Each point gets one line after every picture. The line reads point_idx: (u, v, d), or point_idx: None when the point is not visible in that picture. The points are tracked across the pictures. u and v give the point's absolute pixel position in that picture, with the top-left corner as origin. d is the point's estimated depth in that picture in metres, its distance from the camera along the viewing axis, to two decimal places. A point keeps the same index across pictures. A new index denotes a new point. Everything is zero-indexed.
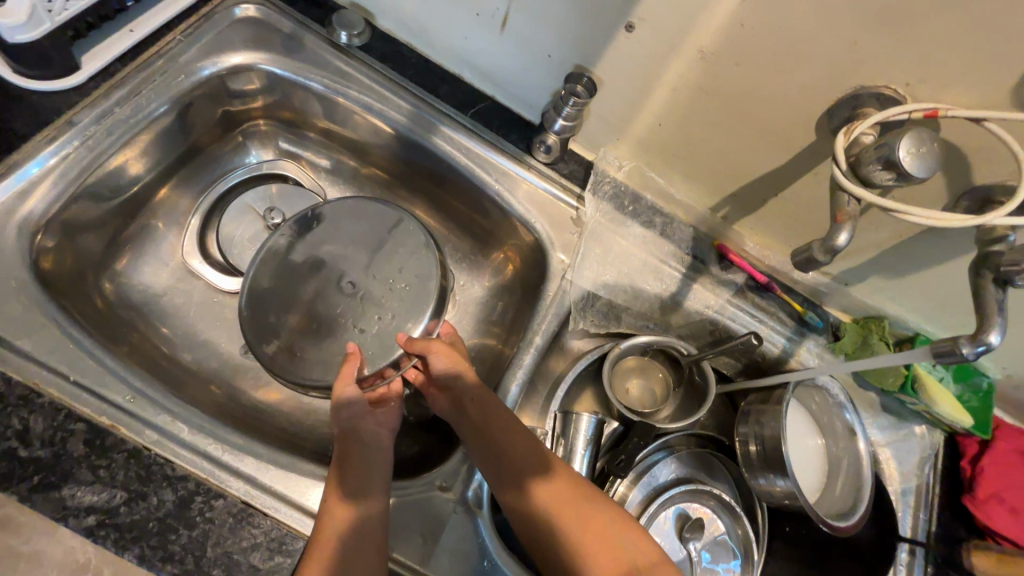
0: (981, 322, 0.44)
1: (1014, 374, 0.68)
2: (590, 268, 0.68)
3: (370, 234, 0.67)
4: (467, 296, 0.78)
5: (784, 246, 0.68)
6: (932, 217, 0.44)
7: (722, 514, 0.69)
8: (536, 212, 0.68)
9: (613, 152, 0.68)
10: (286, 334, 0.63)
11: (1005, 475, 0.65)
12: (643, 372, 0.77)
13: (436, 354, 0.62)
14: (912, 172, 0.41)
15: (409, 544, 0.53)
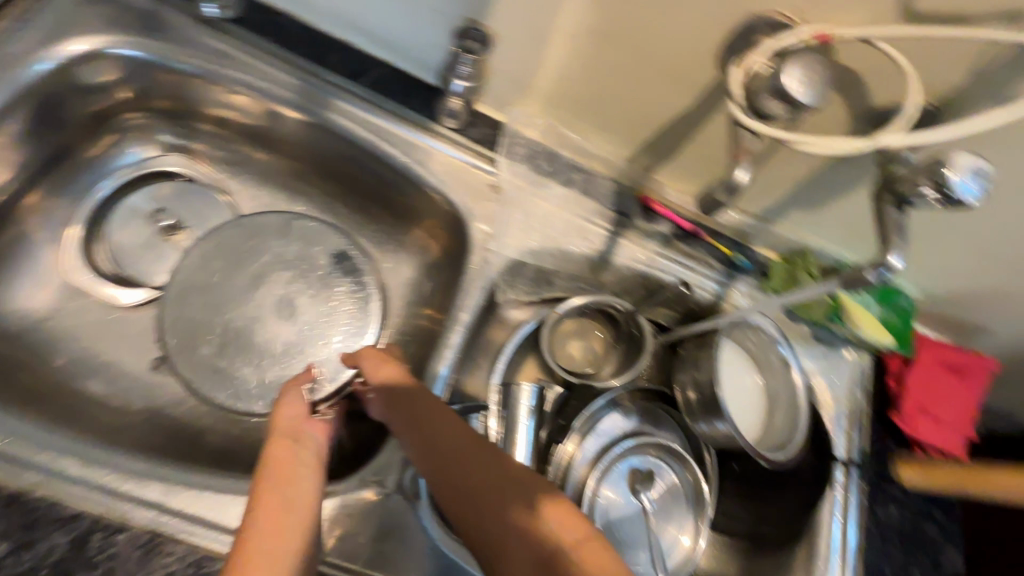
0: (883, 245, 0.44)
1: (931, 291, 0.70)
2: (512, 235, 0.65)
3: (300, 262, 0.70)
4: (394, 278, 0.74)
5: (705, 190, 0.67)
6: (829, 146, 0.42)
7: (671, 460, 0.70)
8: (449, 183, 0.64)
9: (522, 111, 0.64)
10: (227, 362, 0.65)
11: (925, 387, 0.68)
12: (583, 335, 0.76)
13: (367, 362, 0.57)
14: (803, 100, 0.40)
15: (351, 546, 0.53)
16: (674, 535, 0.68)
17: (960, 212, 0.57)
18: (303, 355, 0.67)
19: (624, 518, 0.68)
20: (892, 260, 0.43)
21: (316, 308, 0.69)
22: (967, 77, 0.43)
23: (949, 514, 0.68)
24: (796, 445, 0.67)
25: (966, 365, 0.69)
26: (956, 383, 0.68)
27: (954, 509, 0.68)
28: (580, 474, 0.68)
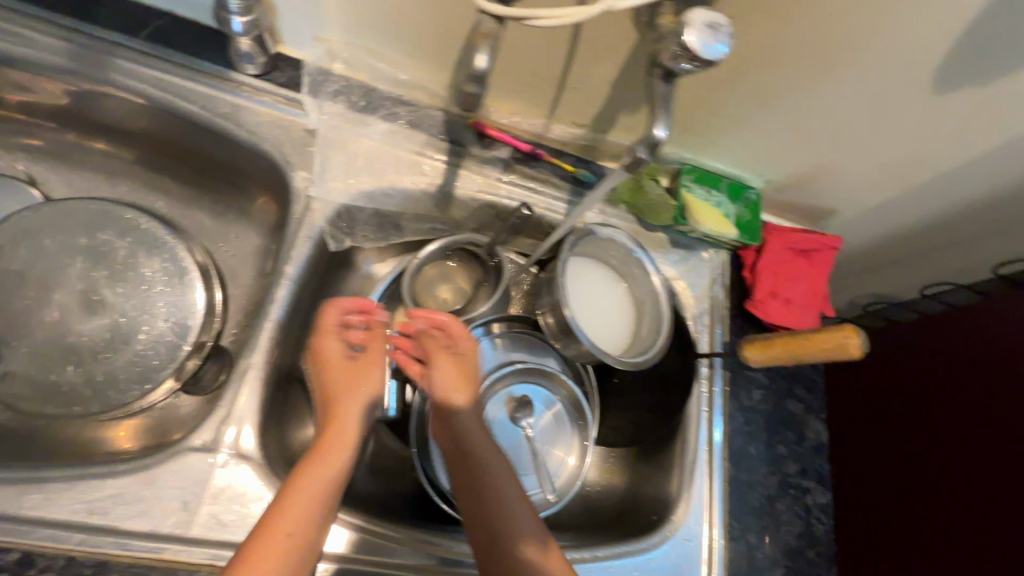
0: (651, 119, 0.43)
1: (773, 179, 0.71)
2: (338, 180, 0.62)
3: (97, 245, 0.61)
4: (243, 247, 0.72)
5: (534, 108, 0.65)
6: (561, 16, 0.42)
7: (547, 382, 0.70)
8: (264, 134, 0.61)
9: (323, 46, 0.60)
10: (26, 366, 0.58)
11: (774, 272, 0.70)
12: (449, 276, 0.73)
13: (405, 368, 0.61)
14: None
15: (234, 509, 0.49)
16: (559, 454, 0.68)
17: (767, 86, 0.56)
18: (120, 349, 0.60)
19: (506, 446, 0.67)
20: (657, 132, 0.42)
21: (125, 299, 0.61)
22: None
23: (812, 388, 0.71)
24: (654, 354, 0.66)
25: (813, 247, 0.71)
26: (804, 265, 0.71)
27: (816, 383, 0.71)
28: None
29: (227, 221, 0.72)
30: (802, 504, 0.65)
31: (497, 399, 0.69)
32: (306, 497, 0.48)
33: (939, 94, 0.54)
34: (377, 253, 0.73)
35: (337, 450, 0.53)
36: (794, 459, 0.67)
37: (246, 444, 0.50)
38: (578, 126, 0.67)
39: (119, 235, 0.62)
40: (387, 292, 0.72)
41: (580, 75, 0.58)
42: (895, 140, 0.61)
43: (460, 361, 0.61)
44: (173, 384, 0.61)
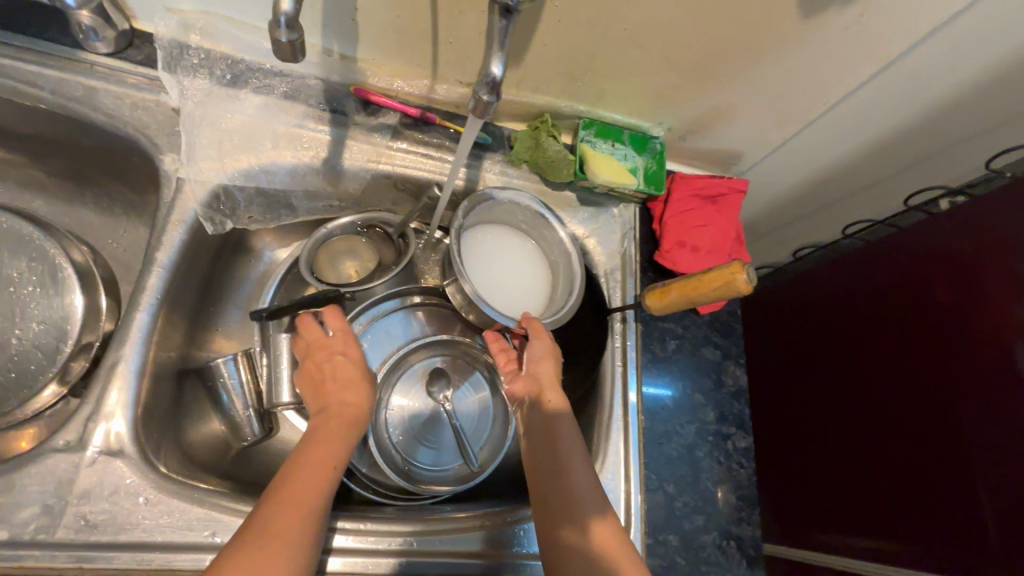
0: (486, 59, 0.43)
1: (674, 126, 0.70)
2: (210, 159, 0.59)
3: None
4: (132, 241, 0.69)
5: (413, 68, 0.62)
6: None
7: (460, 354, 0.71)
8: (124, 116, 0.58)
9: (174, 16, 0.56)
10: None
11: (681, 220, 0.69)
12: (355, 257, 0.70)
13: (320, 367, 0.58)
14: None
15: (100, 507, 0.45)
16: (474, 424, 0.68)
17: (639, 26, 0.55)
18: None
19: (420, 418, 0.67)
20: (494, 71, 0.42)
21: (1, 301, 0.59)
22: None
23: (729, 335, 0.71)
24: (565, 311, 0.63)
25: (720, 192, 0.71)
26: (712, 211, 0.71)
27: (732, 329, 0.71)
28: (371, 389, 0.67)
29: (111, 215, 0.69)
30: (721, 449, 0.65)
31: (412, 376, 0.69)
32: (313, 477, 0.48)
33: (810, 16, 0.53)
34: (276, 237, 0.70)
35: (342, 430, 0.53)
36: (712, 407, 0.67)
37: (117, 437, 0.48)
38: (464, 84, 0.64)
39: None
40: (289, 276, 0.69)
41: (447, 27, 0.56)
42: (781, 70, 0.60)
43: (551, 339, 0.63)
44: (58, 388, 0.58)
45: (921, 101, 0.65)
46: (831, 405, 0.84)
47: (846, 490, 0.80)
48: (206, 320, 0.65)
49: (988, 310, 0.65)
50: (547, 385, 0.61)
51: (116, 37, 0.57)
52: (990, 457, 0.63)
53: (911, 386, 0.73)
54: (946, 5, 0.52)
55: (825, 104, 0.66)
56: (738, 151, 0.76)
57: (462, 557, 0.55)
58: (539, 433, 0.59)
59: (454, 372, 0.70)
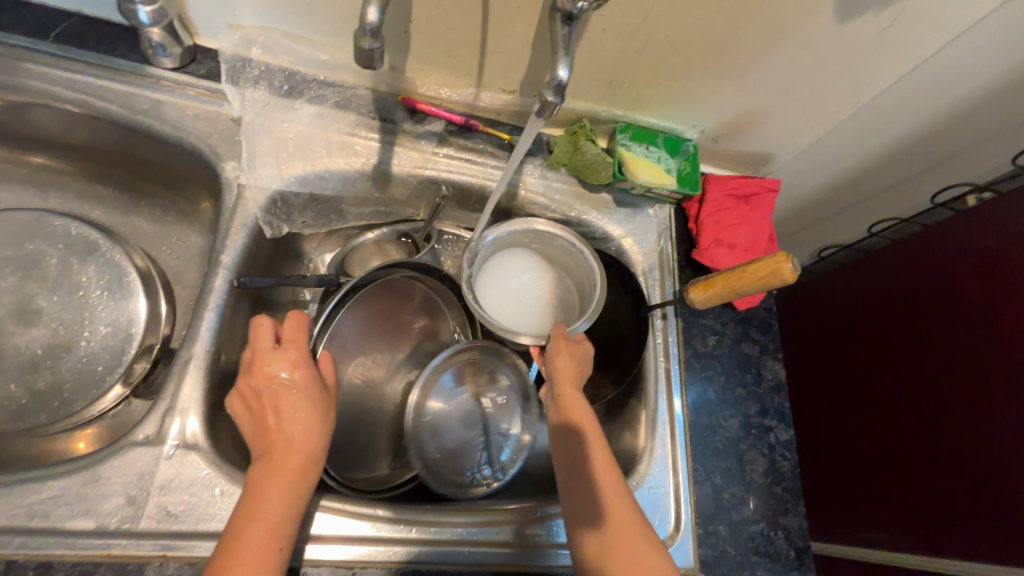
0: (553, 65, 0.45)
1: (707, 128, 0.73)
2: (268, 166, 0.62)
3: (33, 255, 0.62)
4: (186, 248, 0.71)
5: (460, 77, 0.65)
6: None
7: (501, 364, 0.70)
8: (188, 127, 0.61)
9: (237, 32, 0.59)
10: None
11: (717, 219, 0.71)
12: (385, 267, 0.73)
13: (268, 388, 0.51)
14: None
15: (180, 499, 0.47)
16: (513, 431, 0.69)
17: (679, 35, 0.57)
18: (63, 358, 0.60)
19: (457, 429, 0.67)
20: (561, 75, 0.44)
21: (66, 306, 0.61)
22: None
23: (766, 330, 0.72)
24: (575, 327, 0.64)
25: (753, 192, 0.73)
26: (746, 210, 0.73)
27: (770, 326, 0.72)
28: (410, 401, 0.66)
29: (167, 223, 0.71)
30: (765, 443, 0.66)
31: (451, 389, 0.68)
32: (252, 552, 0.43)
33: (845, 22, 0.55)
34: (324, 242, 0.72)
35: (281, 483, 0.46)
36: (754, 400, 0.68)
37: (192, 433, 0.50)
38: (507, 92, 0.67)
39: (55, 243, 0.62)
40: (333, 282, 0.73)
41: (495, 37, 0.58)
42: (815, 74, 0.62)
43: (578, 349, 0.62)
44: (122, 390, 0.60)
45: (948, 100, 0.67)
46: (867, 401, 0.85)
47: (886, 484, 0.81)
48: None
49: (1014, 301, 0.67)
50: (568, 383, 0.58)
51: (182, 53, 0.60)
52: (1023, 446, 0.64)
53: (945, 379, 0.74)
54: (976, 7, 0.54)
55: (855, 105, 0.68)
56: (770, 153, 0.78)
57: (490, 546, 0.56)
58: (559, 434, 0.57)
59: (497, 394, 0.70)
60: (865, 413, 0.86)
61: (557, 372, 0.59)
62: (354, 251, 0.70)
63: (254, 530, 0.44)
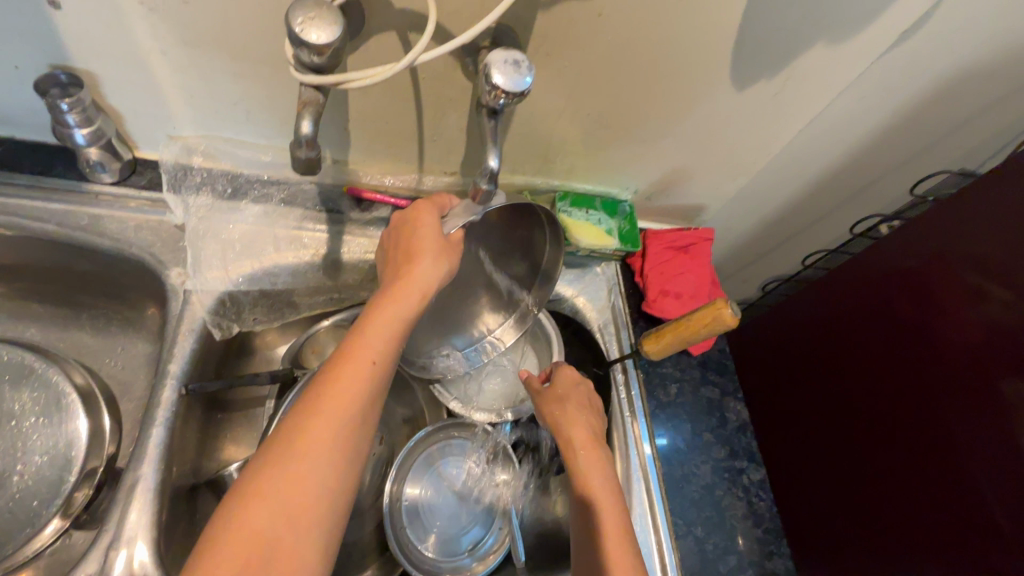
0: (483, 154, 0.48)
1: (640, 188, 0.78)
2: (214, 268, 0.62)
3: None
4: (132, 357, 0.69)
5: (402, 164, 0.68)
6: (370, 75, 0.44)
7: (481, 439, 0.70)
8: (128, 238, 0.60)
9: (177, 142, 0.61)
10: None
11: (661, 271, 0.75)
12: None
13: (407, 229, 0.51)
14: (334, 38, 0.39)
15: None
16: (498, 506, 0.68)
17: (601, 109, 0.63)
18: None
19: (436, 506, 0.66)
20: (492, 164, 0.47)
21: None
22: None
23: (723, 371, 0.74)
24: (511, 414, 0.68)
25: (691, 242, 0.78)
26: (687, 259, 0.77)
27: (725, 366, 0.75)
28: (392, 489, 0.65)
29: (110, 335, 0.69)
30: (739, 484, 0.67)
31: (431, 466, 0.67)
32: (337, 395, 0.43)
33: (742, 90, 0.62)
34: (278, 335, 0.72)
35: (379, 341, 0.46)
36: (721, 443, 0.69)
37: (141, 564, 0.47)
38: (448, 174, 0.70)
39: None
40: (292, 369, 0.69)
41: (434, 125, 0.62)
42: (727, 134, 0.69)
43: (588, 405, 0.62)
44: (61, 523, 0.56)
45: (846, 142, 0.75)
46: (831, 428, 0.87)
47: (864, 509, 0.81)
48: (215, 428, 0.64)
49: (948, 321, 0.72)
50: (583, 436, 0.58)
51: (121, 167, 0.61)
52: (985, 452, 0.67)
53: (899, 398, 0.77)
54: (847, 74, 0.62)
55: (766, 157, 0.75)
56: (700, 204, 0.84)
57: None
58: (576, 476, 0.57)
59: (480, 469, 0.69)
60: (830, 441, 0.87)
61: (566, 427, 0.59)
62: (309, 341, 0.69)
63: (345, 373, 0.44)
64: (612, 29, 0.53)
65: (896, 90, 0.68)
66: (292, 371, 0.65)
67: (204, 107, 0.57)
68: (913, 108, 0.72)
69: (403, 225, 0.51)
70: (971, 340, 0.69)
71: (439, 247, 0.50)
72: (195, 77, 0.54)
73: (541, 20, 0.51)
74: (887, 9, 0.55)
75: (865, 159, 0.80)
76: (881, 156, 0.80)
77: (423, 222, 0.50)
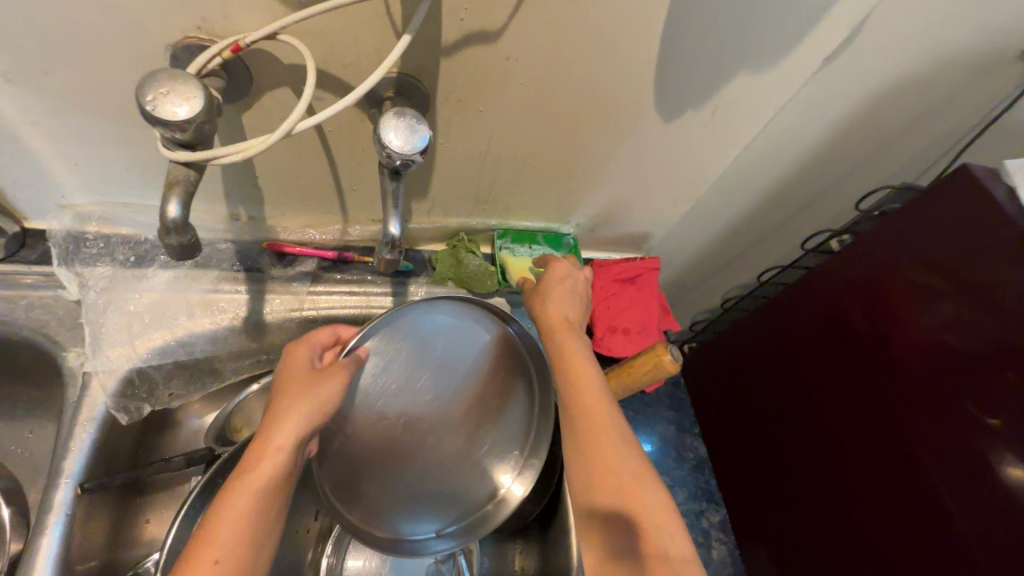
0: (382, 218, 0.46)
1: (581, 221, 0.75)
2: (118, 345, 0.57)
3: None
4: (41, 442, 0.64)
5: (323, 217, 0.64)
6: (248, 147, 0.40)
7: None
8: (19, 320, 0.55)
9: (69, 211, 0.56)
10: None
11: (608, 307, 0.72)
12: None
13: (290, 379, 0.49)
14: (197, 114, 0.35)
15: None
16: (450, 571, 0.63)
17: (526, 147, 0.59)
18: None
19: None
20: (392, 231, 0.46)
21: None
22: (397, 40, 0.44)
23: (679, 408, 0.72)
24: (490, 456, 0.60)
25: (637, 272, 0.75)
26: (634, 291, 0.74)
27: (681, 401, 0.72)
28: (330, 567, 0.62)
29: (16, 419, 0.64)
30: (698, 530, 0.64)
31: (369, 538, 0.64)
32: None
33: (671, 120, 0.59)
34: (204, 404, 0.67)
35: (230, 536, 0.41)
36: (680, 486, 0.66)
37: None
38: (376, 222, 0.66)
39: None
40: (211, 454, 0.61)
41: (349, 176, 0.58)
42: (662, 164, 0.66)
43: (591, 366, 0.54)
44: None
45: (785, 161, 0.74)
46: (798, 454, 0.84)
47: (844, 543, 0.76)
48: (132, 516, 0.59)
49: (902, 332, 0.70)
50: (582, 379, 0.52)
51: (6, 242, 0.55)
52: (945, 464, 0.65)
53: (862, 418, 0.75)
54: (777, 97, 0.60)
55: (706, 183, 0.73)
56: (647, 232, 0.81)
57: None
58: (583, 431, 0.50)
59: None
60: (800, 468, 0.84)
61: (570, 378, 0.53)
62: (239, 410, 0.63)
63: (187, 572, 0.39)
64: (523, 71, 0.50)
65: (828, 110, 0.66)
66: (211, 449, 0.61)
67: (93, 174, 0.53)
68: (849, 126, 0.70)
69: (284, 382, 0.49)
70: (923, 348, 0.68)
71: (312, 397, 0.47)
72: (77, 146, 0.50)
73: (446, 67, 0.48)
74: (807, 37, 0.53)
75: (807, 176, 0.79)
76: (822, 172, 0.79)
77: (299, 378, 0.48)
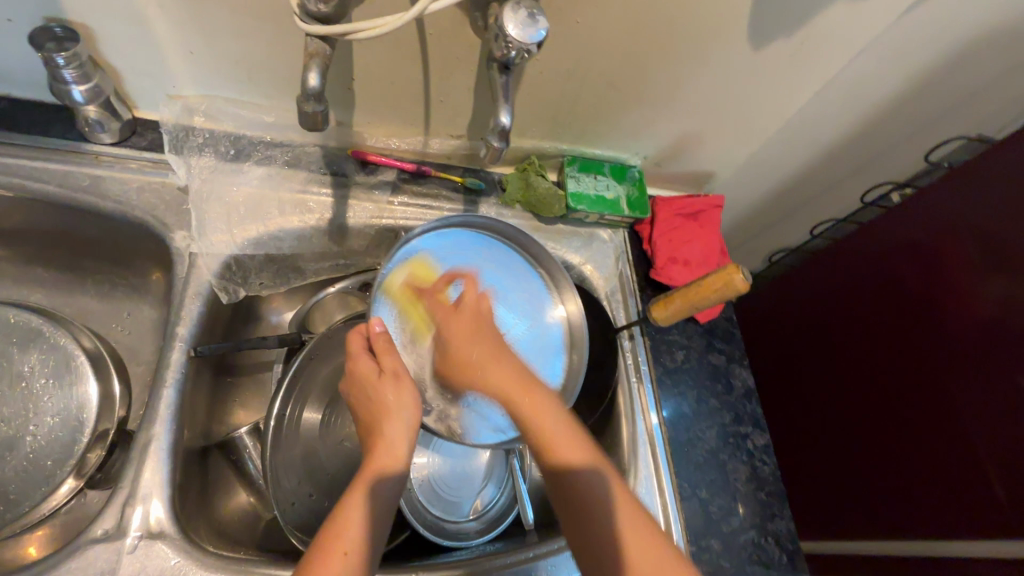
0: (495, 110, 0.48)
1: (649, 153, 0.76)
2: (219, 232, 0.61)
3: None
4: (139, 322, 0.69)
5: (408, 127, 0.66)
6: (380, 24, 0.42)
7: None
8: (131, 201, 0.59)
9: (177, 102, 0.59)
10: None
11: (670, 239, 0.74)
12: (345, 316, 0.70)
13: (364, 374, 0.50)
14: None
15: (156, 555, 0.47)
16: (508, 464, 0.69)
17: (613, 67, 0.60)
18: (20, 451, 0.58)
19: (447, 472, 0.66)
20: (503, 120, 0.47)
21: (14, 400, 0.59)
22: None
23: (729, 339, 0.74)
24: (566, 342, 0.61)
25: (700, 209, 0.77)
26: (696, 227, 0.76)
27: (731, 333, 0.75)
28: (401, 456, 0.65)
29: (117, 300, 0.69)
30: (745, 449, 0.68)
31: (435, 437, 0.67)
32: None
33: (757, 49, 0.60)
34: (285, 301, 0.71)
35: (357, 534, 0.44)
36: (727, 410, 0.70)
37: (157, 521, 0.49)
38: (455, 137, 0.68)
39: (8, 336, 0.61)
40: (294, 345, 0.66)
41: (439, 83, 0.60)
42: (739, 96, 0.67)
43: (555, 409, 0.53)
44: (75, 482, 0.57)
45: (862, 107, 0.73)
46: (862, 411, 0.85)
47: (922, 496, 0.77)
48: (225, 392, 0.65)
49: (953, 292, 0.72)
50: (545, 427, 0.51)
51: (121, 126, 0.59)
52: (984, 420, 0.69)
53: (905, 375, 0.78)
54: (868, 30, 0.59)
55: (778, 122, 0.73)
56: (710, 170, 0.82)
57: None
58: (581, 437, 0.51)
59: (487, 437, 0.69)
60: (866, 421, 0.85)
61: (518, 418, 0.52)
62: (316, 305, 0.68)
63: None
64: None
65: (914, 55, 0.65)
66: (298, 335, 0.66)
67: (204, 65, 0.56)
68: (935, 72, 0.69)
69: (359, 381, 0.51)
70: (976, 308, 0.70)
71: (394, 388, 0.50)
72: (194, 35, 0.52)
73: None
74: None
75: (882, 124, 0.78)
76: (898, 123, 0.78)
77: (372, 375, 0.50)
